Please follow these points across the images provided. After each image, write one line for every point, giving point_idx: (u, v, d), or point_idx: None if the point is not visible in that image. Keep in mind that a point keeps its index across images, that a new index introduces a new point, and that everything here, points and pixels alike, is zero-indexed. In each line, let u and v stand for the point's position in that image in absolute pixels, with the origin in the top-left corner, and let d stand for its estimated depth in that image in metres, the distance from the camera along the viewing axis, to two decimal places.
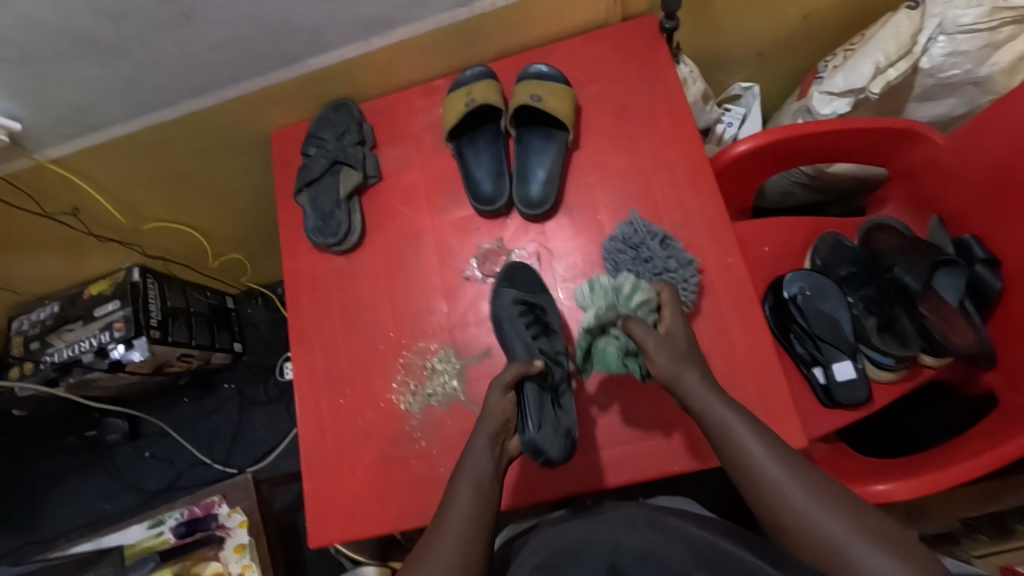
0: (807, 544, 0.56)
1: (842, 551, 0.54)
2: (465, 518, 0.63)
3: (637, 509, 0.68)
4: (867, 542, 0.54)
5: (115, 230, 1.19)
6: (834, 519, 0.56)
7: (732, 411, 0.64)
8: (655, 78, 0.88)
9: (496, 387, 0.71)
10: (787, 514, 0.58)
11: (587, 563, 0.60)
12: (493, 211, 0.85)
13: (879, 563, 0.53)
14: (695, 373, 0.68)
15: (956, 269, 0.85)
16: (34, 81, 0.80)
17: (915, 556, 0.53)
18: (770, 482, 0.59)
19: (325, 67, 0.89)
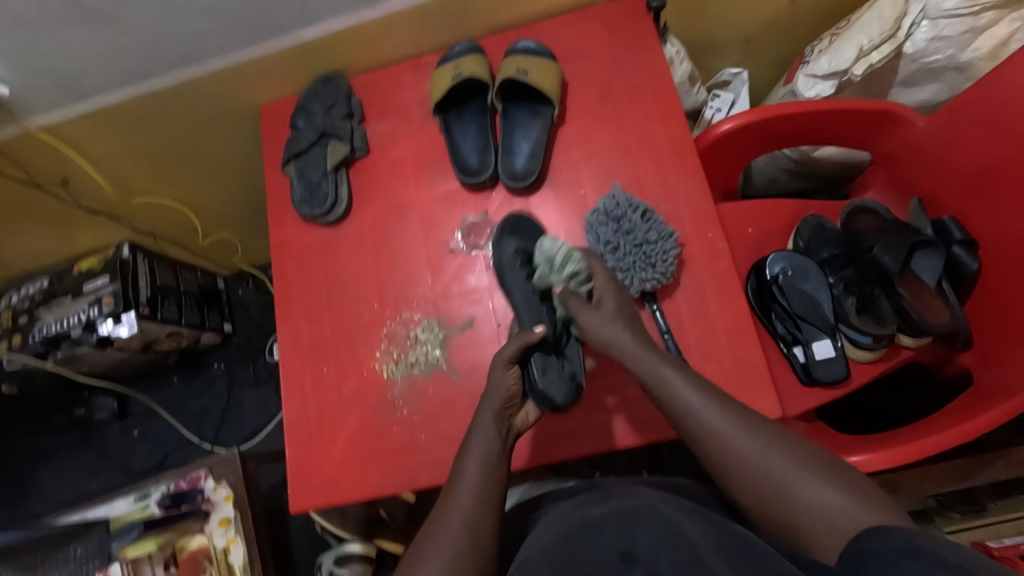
0: (751, 485, 0.59)
1: (784, 486, 0.57)
2: (472, 490, 0.64)
3: (648, 490, 0.68)
4: (805, 473, 0.58)
5: (104, 203, 1.18)
6: (774, 456, 0.59)
7: (668, 366, 0.67)
8: (640, 56, 0.89)
9: (499, 363, 0.72)
10: (732, 460, 0.60)
11: (598, 536, 0.59)
12: (478, 184, 0.86)
13: (821, 492, 0.56)
14: (624, 334, 0.71)
15: (934, 251, 0.88)
16: (23, 45, 0.80)
17: (855, 484, 0.57)
18: (708, 430, 0.62)
19: (314, 39, 0.90)
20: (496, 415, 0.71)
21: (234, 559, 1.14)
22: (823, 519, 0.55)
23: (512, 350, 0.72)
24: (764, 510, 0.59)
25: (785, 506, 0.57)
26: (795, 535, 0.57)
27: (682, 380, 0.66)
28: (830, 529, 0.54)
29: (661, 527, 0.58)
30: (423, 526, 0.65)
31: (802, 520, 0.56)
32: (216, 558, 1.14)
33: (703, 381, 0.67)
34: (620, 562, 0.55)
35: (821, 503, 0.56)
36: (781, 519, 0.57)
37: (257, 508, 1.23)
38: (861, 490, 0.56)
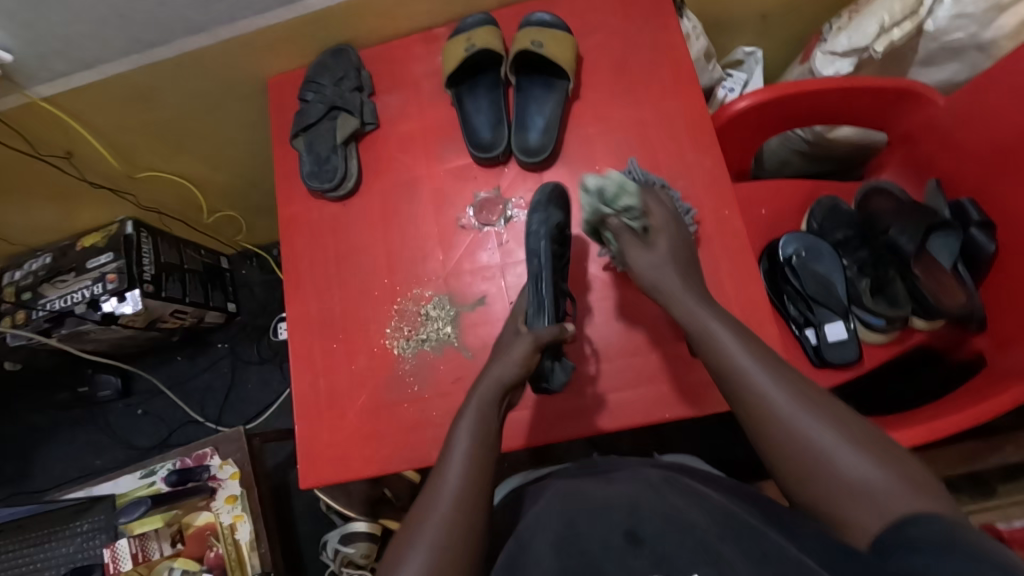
0: (794, 452, 0.57)
1: (829, 457, 0.55)
2: (461, 469, 0.63)
3: (650, 470, 0.68)
4: (852, 448, 0.55)
5: (110, 177, 1.17)
6: (822, 427, 0.57)
7: (724, 330, 0.66)
8: (656, 30, 0.87)
9: (523, 343, 0.72)
10: (777, 425, 0.59)
11: (602, 523, 0.58)
12: (491, 159, 0.85)
13: (866, 470, 0.54)
14: (673, 279, 0.72)
15: (952, 232, 0.85)
16: (26, 10, 0.78)
17: (905, 468, 0.54)
18: (757, 392, 0.61)
19: (323, 9, 0.88)
20: (495, 399, 0.69)
21: (241, 536, 1.14)
22: (862, 496, 0.53)
23: (545, 337, 0.72)
24: (804, 481, 0.56)
25: (825, 479, 0.55)
26: (827, 511, 0.55)
27: (736, 343, 0.64)
28: (870, 508, 0.52)
29: (667, 509, 0.58)
30: (415, 504, 0.63)
31: (840, 496, 0.54)
32: (222, 533, 1.14)
33: (756, 346, 0.65)
34: (624, 540, 0.55)
35: (865, 481, 0.53)
36: (820, 493, 0.55)
37: (264, 486, 1.22)
38: (910, 474, 0.53)
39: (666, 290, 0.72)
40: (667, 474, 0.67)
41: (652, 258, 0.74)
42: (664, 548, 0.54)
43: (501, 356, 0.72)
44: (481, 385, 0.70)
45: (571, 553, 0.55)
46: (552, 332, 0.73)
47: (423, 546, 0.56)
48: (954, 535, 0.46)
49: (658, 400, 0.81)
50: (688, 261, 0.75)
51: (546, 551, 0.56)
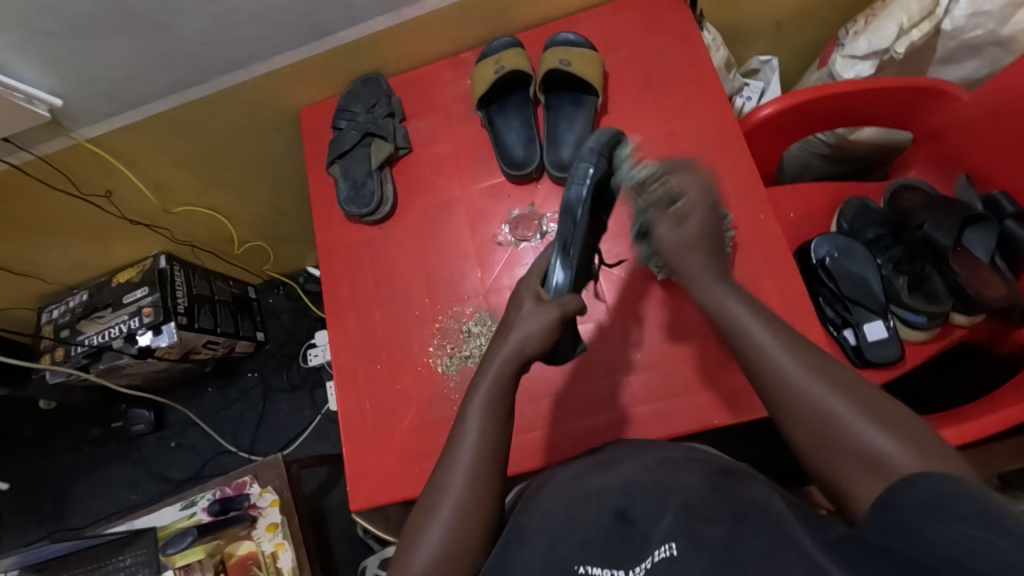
0: (801, 427, 0.52)
1: (843, 430, 0.50)
2: (473, 456, 0.60)
3: (649, 453, 0.62)
4: (866, 419, 0.49)
5: (144, 212, 1.20)
6: (832, 398, 0.51)
7: (732, 297, 0.62)
8: (679, 43, 0.89)
9: (555, 308, 0.67)
10: (788, 397, 0.53)
11: (587, 515, 0.53)
12: (524, 175, 0.87)
13: (884, 440, 0.47)
14: (696, 258, 0.66)
15: (985, 226, 0.86)
16: (76, 56, 0.83)
17: (923, 441, 0.47)
18: (763, 360, 0.56)
19: (356, 40, 0.91)
20: (513, 372, 0.65)
21: (283, 564, 1.11)
22: (869, 466, 0.47)
23: (570, 307, 0.69)
24: (814, 455, 0.51)
25: (832, 450, 0.50)
26: (831, 476, 0.50)
27: (740, 308, 0.60)
28: (874, 478, 0.47)
29: (660, 493, 0.53)
30: (426, 491, 0.61)
31: (853, 459, 0.48)
32: (265, 563, 1.12)
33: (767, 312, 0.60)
34: (615, 520, 0.52)
35: (871, 449, 0.48)
36: (825, 462, 0.50)
37: (303, 512, 1.20)
38: (924, 443, 0.46)
39: (682, 274, 0.68)
40: (663, 455, 0.61)
41: (676, 236, 0.67)
42: (655, 529, 0.50)
43: (525, 314, 0.67)
44: (491, 365, 0.64)
45: (568, 538, 0.51)
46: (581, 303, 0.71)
47: (435, 531, 0.56)
48: (948, 495, 0.41)
49: (705, 408, 0.80)
50: (715, 243, 0.68)
51: (541, 534, 0.53)
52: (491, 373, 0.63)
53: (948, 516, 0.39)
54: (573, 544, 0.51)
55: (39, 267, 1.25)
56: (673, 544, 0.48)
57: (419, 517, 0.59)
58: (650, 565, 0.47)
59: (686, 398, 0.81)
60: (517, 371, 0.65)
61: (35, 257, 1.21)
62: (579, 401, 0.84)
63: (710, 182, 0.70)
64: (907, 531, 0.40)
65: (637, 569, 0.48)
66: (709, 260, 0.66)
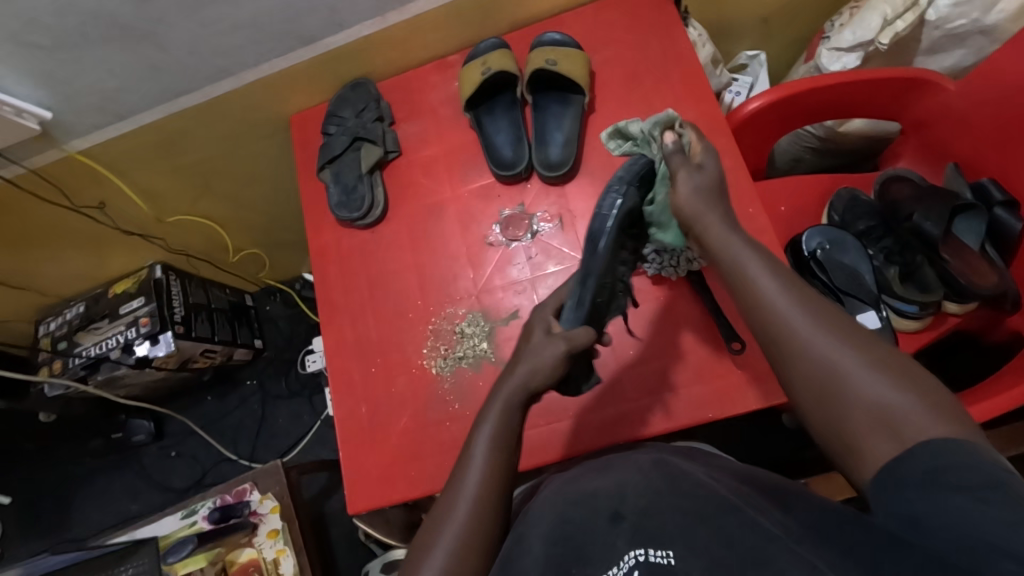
0: (808, 383, 0.52)
1: (854, 386, 0.49)
2: (481, 474, 0.60)
3: (643, 455, 0.63)
4: (873, 371, 0.49)
5: (138, 223, 1.20)
6: (848, 352, 0.51)
7: (747, 255, 0.60)
8: (664, 41, 0.90)
9: (557, 348, 0.66)
10: (795, 354, 0.53)
11: (588, 523, 0.52)
12: (513, 176, 0.88)
13: (898, 396, 0.47)
14: (715, 214, 0.65)
15: (974, 214, 0.87)
16: (65, 69, 0.84)
17: (931, 395, 0.47)
18: (779, 320, 0.55)
19: (343, 45, 0.92)
20: (519, 404, 0.64)
21: (285, 570, 1.11)
22: (882, 424, 0.47)
23: (580, 341, 0.67)
24: (820, 414, 0.51)
25: (841, 403, 0.49)
26: (835, 434, 0.50)
27: (760, 269, 0.59)
28: (887, 436, 0.47)
29: (653, 494, 0.53)
30: (432, 507, 0.61)
31: (862, 418, 0.48)
32: (267, 569, 1.12)
33: (777, 266, 0.59)
34: (609, 522, 0.52)
35: (882, 405, 0.47)
36: (832, 419, 0.50)
37: (304, 518, 1.20)
38: (935, 401, 0.47)
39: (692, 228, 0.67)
40: (659, 457, 0.62)
41: (692, 184, 0.68)
42: (651, 524, 0.50)
43: (532, 358, 0.65)
44: (498, 395, 0.64)
45: (560, 542, 0.51)
46: (588, 335, 0.67)
47: (443, 548, 0.56)
48: (961, 467, 0.43)
49: (700, 400, 0.80)
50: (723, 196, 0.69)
51: (538, 541, 0.52)
52: (497, 401, 0.64)
53: (951, 489, 0.42)
54: (567, 551, 0.50)
55: (34, 280, 1.25)
56: (671, 551, 0.47)
57: (427, 532, 0.59)
58: (641, 560, 0.48)
59: (681, 391, 0.81)
60: (523, 402, 0.65)
61: (30, 270, 1.21)
62: (576, 399, 0.84)
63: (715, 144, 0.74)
64: (909, 510, 0.43)
65: (624, 560, 0.48)
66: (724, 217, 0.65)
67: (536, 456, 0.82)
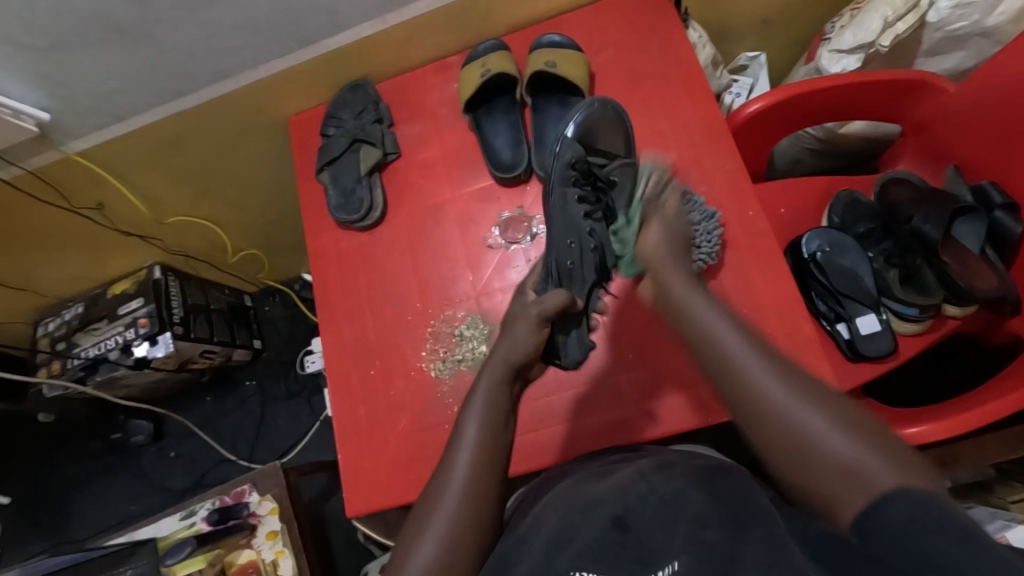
0: (773, 437, 0.50)
1: (818, 442, 0.48)
2: (469, 462, 0.60)
3: (644, 459, 0.62)
4: (841, 431, 0.48)
5: (137, 223, 1.20)
6: (811, 412, 0.49)
7: (706, 307, 0.61)
8: (664, 43, 0.90)
9: (529, 316, 0.70)
10: (763, 412, 0.52)
11: (589, 527, 0.52)
12: (513, 178, 0.87)
13: (855, 452, 0.46)
14: (677, 269, 0.66)
15: (975, 216, 0.87)
16: (62, 70, 0.84)
17: (891, 452, 0.45)
18: (738, 375, 0.54)
19: (342, 47, 0.92)
20: (504, 380, 0.68)
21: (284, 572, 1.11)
22: (849, 477, 0.45)
23: (550, 307, 0.69)
24: (791, 471, 0.49)
25: (810, 460, 0.48)
26: (813, 493, 0.47)
27: (716, 319, 0.59)
28: (855, 490, 0.44)
29: (653, 497, 0.54)
30: (421, 496, 0.61)
31: (830, 472, 0.46)
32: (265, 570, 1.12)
33: (738, 319, 0.60)
34: (613, 529, 0.51)
35: (852, 464, 0.46)
36: (808, 479, 0.48)
37: (303, 519, 1.20)
38: (906, 463, 0.45)
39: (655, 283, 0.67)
40: (659, 461, 0.62)
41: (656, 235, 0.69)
42: (650, 526, 0.50)
43: (511, 336, 0.70)
44: (483, 380, 0.67)
45: (561, 547, 0.51)
46: (563, 302, 0.70)
47: (432, 536, 0.56)
48: (936, 518, 0.39)
49: (699, 403, 0.79)
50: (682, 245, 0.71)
51: (539, 545, 0.52)
52: (482, 380, 0.67)
53: (921, 538, 0.38)
54: (567, 553, 0.50)
55: (33, 281, 1.25)
56: (677, 564, 0.46)
57: (416, 521, 0.59)
58: None
59: (679, 397, 0.80)
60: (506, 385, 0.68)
61: (29, 271, 1.21)
62: (575, 402, 0.84)
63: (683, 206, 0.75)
64: (885, 554, 0.40)
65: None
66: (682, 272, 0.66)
67: (535, 459, 0.82)
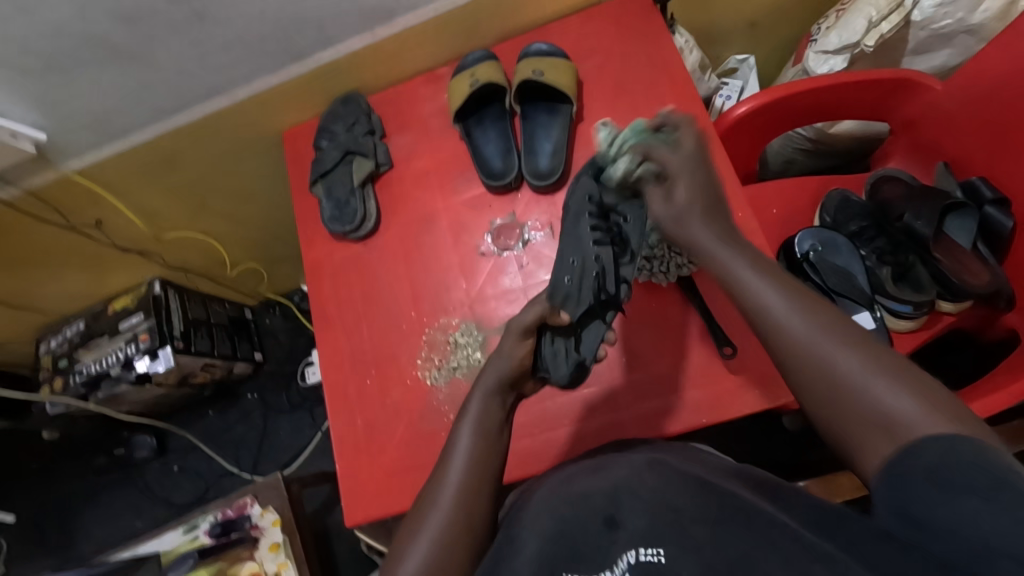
0: (811, 384, 0.51)
1: (852, 387, 0.48)
2: (463, 469, 0.61)
3: (638, 455, 0.62)
4: (878, 377, 0.48)
5: (135, 240, 1.21)
6: (843, 356, 0.50)
7: (738, 254, 0.60)
8: (649, 49, 0.91)
9: (512, 329, 0.69)
10: (801, 359, 0.52)
11: (586, 531, 0.52)
12: (504, 186, 0.88)
13: (890, 396, 0.47)
14: (703, 224, 0.64)
15: (966, 212, 0.87)
16: (57, 91, 0.85)
17: (925, 393, 0.46)
18: (774, 322, 0.54)
19: (333, 61, 0.93)
20: (496, 390, 0.68)
21: None
22: (877, 424, 0.46)
23: (528, 319, 0.68)
24: (822, 415, 0.51)
25: (840, 407, 0.49)
26: (839, 436, 0.49)
27: (753, 274, 0.58)
28: (884, 436, 0.46)
29: (643, 493, 0.53)
30: (416, 501, 0.62)
31: (861, 413, 0.47)
32: None
33: (770, 270, 0.59)
34: (603, 527, 0.52)
35: (886, 412, 0.46)
36: (834, 423, 0.50)
37: (305, 531, 1.19)
38: (936, 402, 0.45)
39: (685, 240, 0.65)
40: (652, 457, 0.61)
41: (668, 211, 0.66)
42: (640, 525, 0.50)
43: (499, 351, 0.70)
44: (478, 387, 0.68)
45: (554, 544, 0.51)
46: (540, 312, 0.69)
47: (425, 537, 0.57)
48: (967, 463, 0.41)
49: (696, 404, 0.79)
50: (713, 203, 0.66)
51: (532, 541, 0.53)
52: (477, 390, 0.68)
53: (958, 492, 0.40)
54: (563, 553, 0.51)
55: (35, 299, 1.26)
56: (661, 549, 0.48)
57: (412, 526, 0.60)
58: (631, 562, 0.48)
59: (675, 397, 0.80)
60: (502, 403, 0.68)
61: (30, 289, 1.22)
62: (570, 406, 0.84)
63: (700, 146, 0.69)
64: (911, 510, 0.42)
65: (618, 566, 0.48)
66: (712, 225, 0.64)
67: (531, 464, 0.82)
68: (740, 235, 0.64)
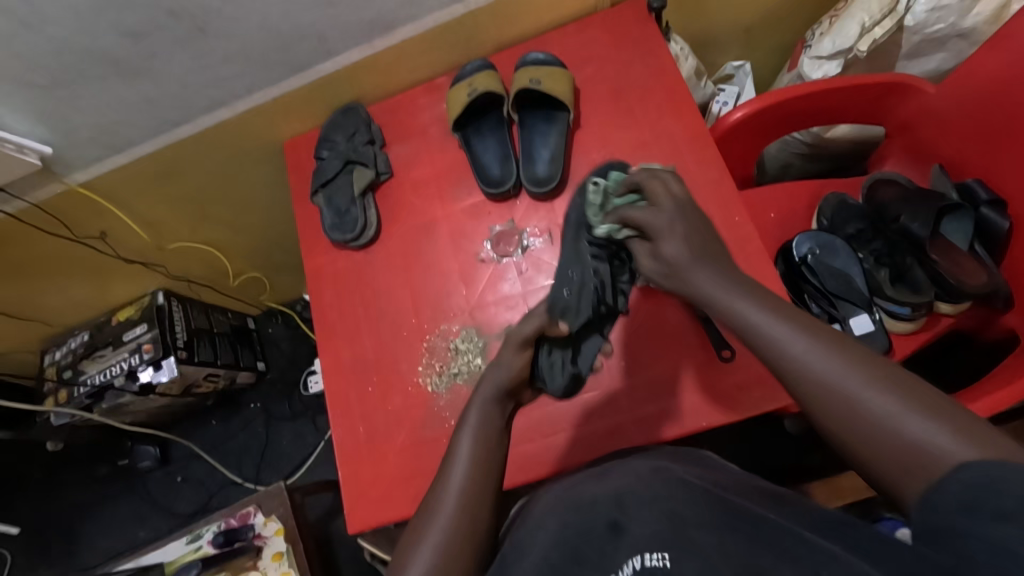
0: (835, 425, 0.48)
1: (881, 424, 0.46)
2: (465, 472, 0.62)
3: (642, 463, 0.62)
4: (907, 411, 0.45)
5: (140, 251, 1.22)
6: (870, 392, 0.47)
7: (744, 296, 0.59)
8: (645, 57, 0.92)
9: (513, 340, 0.72)
10: (822, 399, 0.49)
11: (590, 535, 0.52)
12: (502, 193, 0.89)
13: (920, 429, 0.44)
14: (706, 271, 0.64)
15: (963, 214, 0.87)
16: (63, 105, 0.87)
17: (957, 422, 0.43)
18: (790, 360, 0.52)
19: (334, 72, 0.94)
20: (495, 400, 0.69)
21: None
22: (908, 461, 0.43)
23: (529, 333, 0.72)
24: (853, 454, 0.47)
25: (870, 447, 0.46)
26: (876, 478, 0.46)
27: (760, 310, 0.56)
28: (918, 473, 0.43)
29: (648, 499, 0.53)
30: (420, 511, 0.62)
31: (891, 454, 0.45)
32: None
33: (779, 305, 0.57)
34: (608, 530, 0.52)
35: (917, 442, 0.44)
36: (867, 463, 0.46)
37: (308, 539, 1.19)
38: (969, 431, 0.42)
39: (686, 285, 0.66)
40: (657, 465, 0.61)
41: (662, 256, 0.68)
42: (643, 531, 0.50)
43: (498, 360, 0.72)
44: (476, 400, 0.69)
45: (558, 550, 0.52)
46: (540, 325, 0.73)
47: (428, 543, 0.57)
48: (1003, 481, 0.38)
49: (697, 406, 0.79)
50: (707, 247, 0.67)
51: (538, 549, 0.53)
52: (477, 399, 0.68)
53: (991, 514, 0.36)
54: (565, 558, 0.51)
55: (39, 310, 1.27)
56: (666, 553, 0.47)
57: (413, 534, 0.60)
58: (637, 568, 0.47)
59: (676, 399, 0.80)
60: (502, 409, 0.69)
61: (36, 301, 1.24)
62: (572, 413, 0.84)
63: (684, 194, 0.72)
64: (941, 533, 0.39)
65: (624, 570, 0.48)
66: (711, 269, 0.64)
67: (532, 469, 0.82)
68: (743, 273, 0.63)
